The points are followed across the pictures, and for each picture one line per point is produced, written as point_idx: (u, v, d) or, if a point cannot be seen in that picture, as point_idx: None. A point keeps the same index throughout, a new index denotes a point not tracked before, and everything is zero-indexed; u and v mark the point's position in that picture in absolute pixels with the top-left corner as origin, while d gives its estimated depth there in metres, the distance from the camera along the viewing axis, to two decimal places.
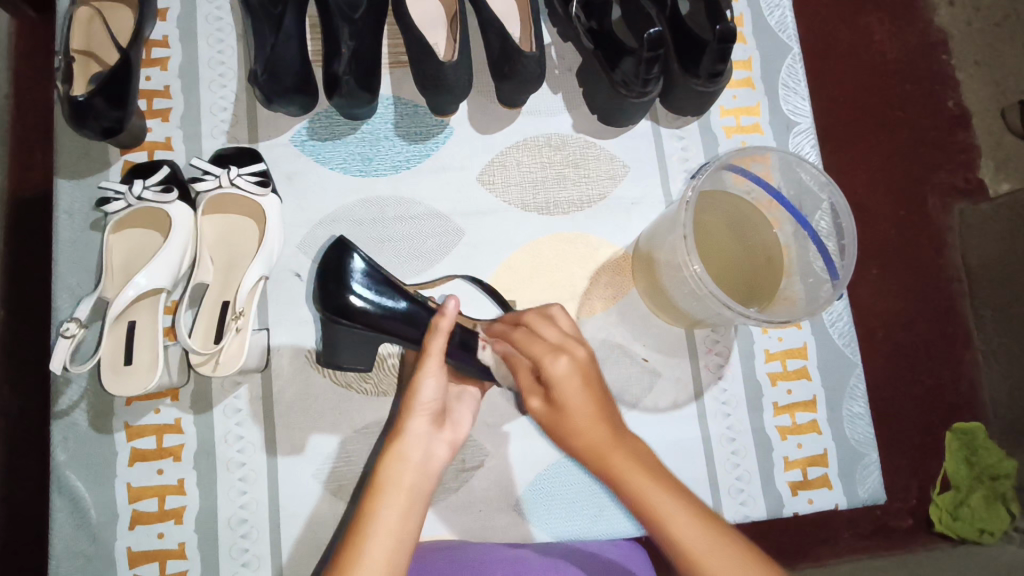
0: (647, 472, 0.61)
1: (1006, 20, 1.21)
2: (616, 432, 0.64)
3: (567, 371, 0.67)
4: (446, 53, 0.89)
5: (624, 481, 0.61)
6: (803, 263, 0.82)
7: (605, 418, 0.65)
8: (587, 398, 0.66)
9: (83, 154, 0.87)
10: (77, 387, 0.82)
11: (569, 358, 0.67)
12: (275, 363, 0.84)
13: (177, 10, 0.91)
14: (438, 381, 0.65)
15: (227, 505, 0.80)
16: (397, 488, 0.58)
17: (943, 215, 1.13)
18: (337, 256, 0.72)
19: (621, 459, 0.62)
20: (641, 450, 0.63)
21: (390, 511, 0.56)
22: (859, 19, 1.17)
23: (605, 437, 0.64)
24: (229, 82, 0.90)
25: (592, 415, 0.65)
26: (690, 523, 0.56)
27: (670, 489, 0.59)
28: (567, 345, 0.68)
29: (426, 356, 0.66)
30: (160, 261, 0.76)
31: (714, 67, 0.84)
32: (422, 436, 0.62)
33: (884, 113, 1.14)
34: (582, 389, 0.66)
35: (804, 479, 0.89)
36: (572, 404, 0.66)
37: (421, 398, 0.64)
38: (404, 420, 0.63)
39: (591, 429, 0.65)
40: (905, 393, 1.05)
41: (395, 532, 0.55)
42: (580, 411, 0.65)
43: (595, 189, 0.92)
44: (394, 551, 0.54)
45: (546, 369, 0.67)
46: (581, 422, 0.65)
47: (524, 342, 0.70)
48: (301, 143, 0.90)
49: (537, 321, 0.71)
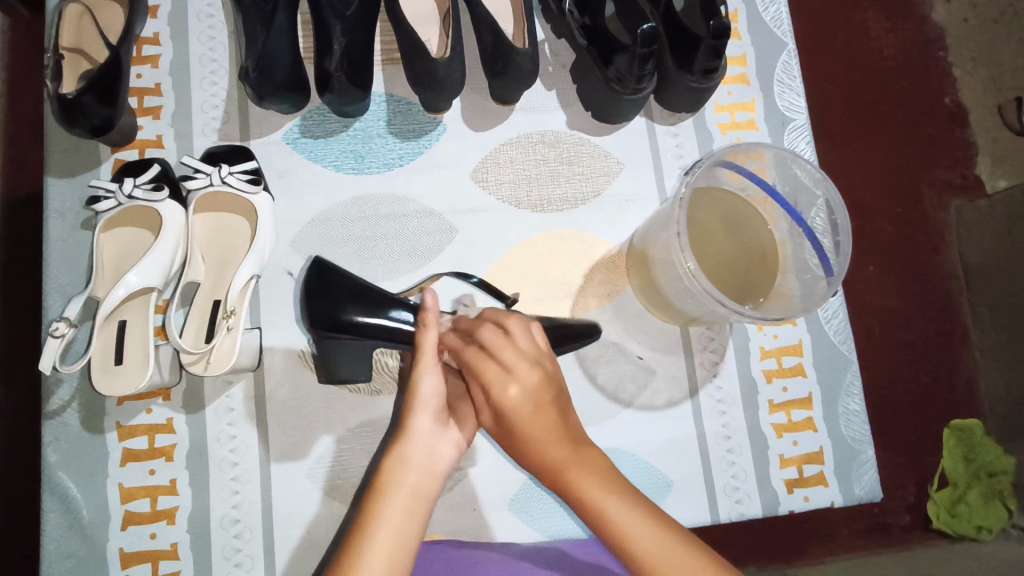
0: (604, 479, 0.59)
1: (1002, 17, 1.21)
2: (573, 448, 0.61)
3: (520, 398, 0.62)
4: (438, 51, 0.89)
5: (585, 501, 0.58)
6: (798, 260, 0.82)
7: (562, 432, 0.62)
8: (543, 417, 0.62)
9: (73, 152, 0.87)
10: (68, 387, 0.81)
11: (521, 383, 0.62)
12: (267, 362, 0.84)
13: (168, 7, 0.90)
14: (438, 377, 0.64)
15: (219, 505, 0.80)
16: (400, 490, 0.57)
17: (939, 212, 1.12)
18: (317, 277, 0.75)
19: (577, 473, 0.60)
20: (595, 460, 0.61)
21: (393, 512, 0.56)
22: (855, 15, 1.16)
23: (561, 452, 0.61)
24: (221, 80, 0.90)
25: (544, 433, 0.61)
26: (647, 534, 0.55)
27: (628, 498, 0.58)
28: (519, 367, 0.63)
29: (419, 353, 0.65)
30: (150, 260, 0.76)
31: (709, 64, 0.83)
32: (426, 436, 0.61)
33: (880, 109, 1.14)
34: (537, 411, 0.62)
35: (800, 477, 0.88)
36: (525, 427, 0.62)
37: (421, 395, 0.63)
38: (406, 420, 0.62)
39: (546, 450, 0.61)
40: (902, 390, 1.05)
41: (398, 533, 0.54)
42: (534, 432, 0.61)
43: (589, 186, 0.92)
44: (399, 554, 0.53)
45: (497, 396, 0.62)
46: (538, 443, 0.61)
47: (476, 363, 0.64)
48: (293, 141, 0.89)
49: (491, 334, 0.65)
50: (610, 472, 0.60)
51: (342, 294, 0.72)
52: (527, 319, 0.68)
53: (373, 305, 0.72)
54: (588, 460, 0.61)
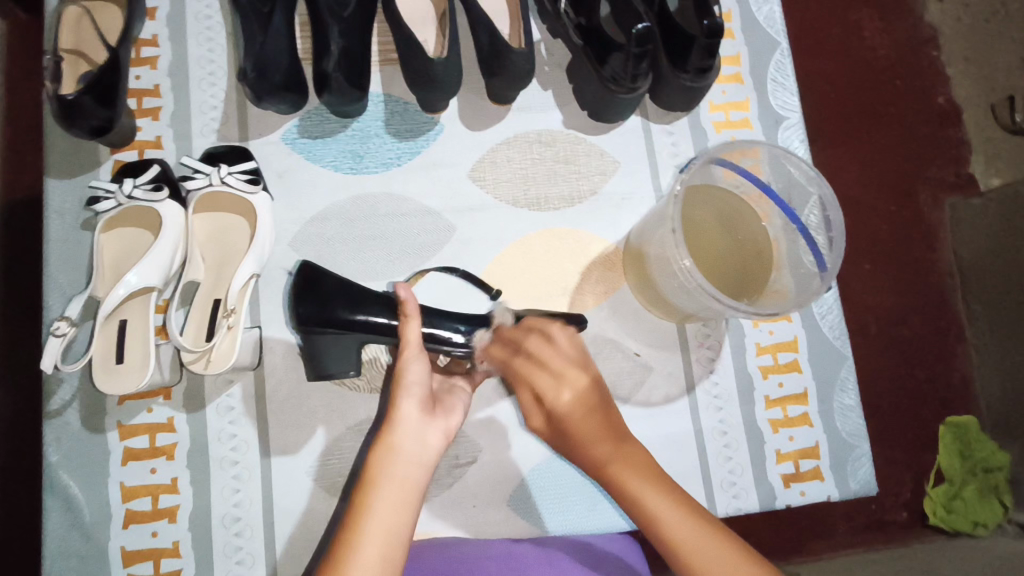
0: (646, 475, 0.64)
1: (994, 17, 1.22)
2: (615, 445, 0.67)
3: (569, 403, 0.70)
4: (435, 51, 0.89)
5: (628, 492, 0.64)
6: (793, 257, 0.82)
7: (605, 430, 0.68)
8: (588, 418, 0.68)
9: (73, 153, 0.87)
10: (69, 386, 0.82)
11: (570, 388, 0.71)
12: (267, 361, 0.84)
13: (166, 9, 0.91)
14: (420, 364, 0.65)
15: (221, 504, 0.80)
16: (388, 482, 0.58)
17: (934, 210, 1.13)
18: (307, 277, 0.76)
19: (624, 472, 0.65)
20: (639, 456, 0.66)
21: (382, 505, 0.56)
22: (848, 14, 1.18)
23: (605, 449, 0.67)
24: (219, 80, 0.90)
25: (589, 434, 0.68)
26: (689, 530, 0.59)
27: (664, 492, 0.62)
28: (567, 373, 0.71)
29: (404, 343, 0.67)
30: (152, 259, 0.76)
31: (703, 63, 0.85)
32: (409, 426, 0.61)
33: (873, 108, 1.15)
34: (581, 413, 0.69)
35: (796, 472, 0.89)
36: (573, 429, 0.69)
37: (405, 385, 0.64)
38: (391, 413, 0.63)
39: (591, 445, 0.67)
40: (898, 386, 1.06)
41: (388, 524, 0.55)
42: (580, 432, 0.68)
43: (586, 184, 0.93)
44: (389, 542, 0.54)
45: (551, 402, 0.71)
46: (583, 434, 0.68)
47: (526, 372, 0.73)
48: (292, 141, 0.90)
49: (538, 342, 0.73)
50: (649, 467, 0.65)
51: (328, 289, 0.74)
52: (551, 321, 0.76)
53: (356, 301, 0.74)
54: (632, 459, 0.66)
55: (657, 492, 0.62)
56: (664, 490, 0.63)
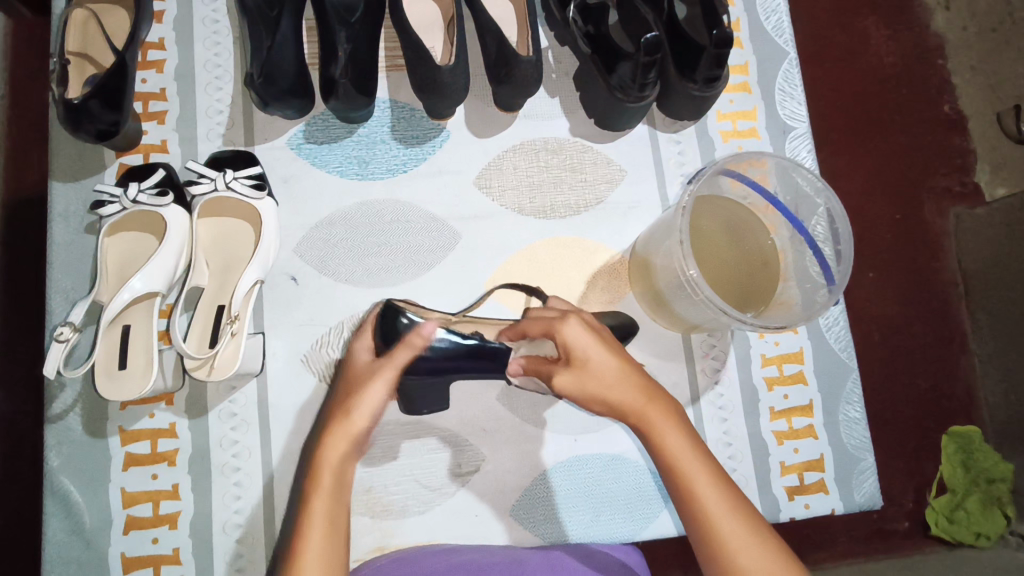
0: (678, 431, 0.62)
1: (1001, 26, 1.22)
2: (640, 388, 0.64)
3: (581, 335, 0.66)
4: (443, 57, 0.89)
5: (654, 437, 0.62)
6: (800, 268, 0.82)
7: (637, 380, 0.65)
8: (619, 367, 0.65)
9: (79, 157, 0.87)
10: (71, 391, 0.81)
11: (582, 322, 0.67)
12: (270, 367, 0.84)
13: (173, 12, 0.91)
14: (385, 389, 0.71)
15: (222, 510, 0.80)
16: (329, 486, 0.62)
17: (939, 219, 1.13)
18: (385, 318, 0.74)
19: (653, 416, 0.63)
20: (673, 409, 0.64)
21: (321, 509, 0.61)
22: (856, 23, 1.17)
23: (640, 400, 0.64)
24: (225, 85, 0.90)
25: (621, 386, 0.64)
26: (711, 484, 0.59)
27: (692, 442, 0.61)
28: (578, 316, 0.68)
29: (386, 366, 0.72)
30: (156, 264, 0.76)
31: (711, 73, 0.84)
32: (359, 437, 0.67)
33: (880, 117, 1.15)
34: (612, 361, 0.65)
35: (800, 484, 0.89)
36: (601, 378, 0.64)
37: (366, 403, 0.69)
38: (344, 422, 0.68)
39: (610, 384, 0.64)
40: (903, 397, 1.05)
41: (332, 511, 0.61)
42: (598, 373, 0.64)
43: (592, 193, 0.92)
44: (337, 537, 0.59)
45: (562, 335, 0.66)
46: (606, 377, 0.64)
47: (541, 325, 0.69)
48: (298, 146, 0.89)
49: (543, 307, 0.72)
50: (682, 419, 0.63)
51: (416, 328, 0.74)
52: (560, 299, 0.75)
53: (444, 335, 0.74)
54: (666, 411, 0.63)
55: (682, 438, 0.62)
56: (689, 438, 0.62)
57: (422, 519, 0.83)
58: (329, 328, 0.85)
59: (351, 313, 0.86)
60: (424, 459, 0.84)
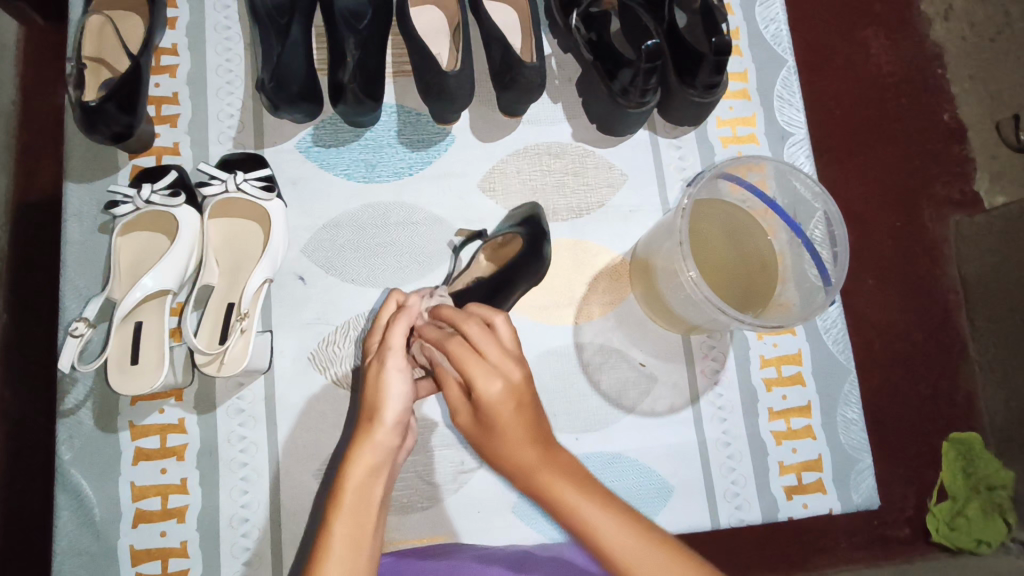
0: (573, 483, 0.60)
1: (999, 36, 1.24)
2: (540, 451, 0.62)
3: (500, 395, 0.60)
4: (448, 63, 0.91)
5: (556, 498, 0.60)
6: (798, 270, 0.84)
7: (532, 437, 0.62)
8: (520, 418, 0.61)
9: (93, 158, 0.89)
10: (82, 386, 0.83)
11: (505, 380, 0.60)
12: (277, 365, 0.85)
13: (186, 19, 0.93)
14: (404, 377, 0.63)
15: (229, 505, 0.82)
16: (350, 505, 0.59)
17: (938, 227, 1.14)
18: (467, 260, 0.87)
19: (551, 479, 0.61)
20: (567, 461, 0.62)
21: (342, 529, 0.57)
22: (855, 32, 1.19)
23: (530, 458, 0.61)
24: (236, 89, 0.92)
25: (519, 441, 0.61)
26: (628, 542, 0.56)
27: (597, 498, 0.60)
28: (504, 365, 0.60)
29: (388, 348, 0.63)
30: (167, 263, 0.78)
31: (712, 79, 0.86)
32: (388, 447, 0.61)
33: (880, 125, 1.17)
34: (513, 414, 0.60)
35: (799, 484, 0.90)
36: (502, 424, 0.61)
37: (389, 399, 0.62)
38: (369, 429, 0.61)
39: (514, 450, 0.62)
40: (901, 401, 1.06)
41: (352, 537, 0.57)
42: (509, 434, 0.61)
43: (594, 197, 0.94)
44: (356, 562, 0.56)
45: (479, 393, 0.60)
46: (505, 428, 0.61)
47: (458, 358, 0.61)
48: (306, 149, 0.91)
49: (474, 331, 0.62)
50: (562, 462, 0.62)
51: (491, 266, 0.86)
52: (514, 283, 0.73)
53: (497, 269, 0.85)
54: (553, 461, 0.62)
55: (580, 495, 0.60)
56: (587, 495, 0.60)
57: (425, 515, 0.84)
58: (336, 327, 0.87)
59: (358, 311, 0.88)
60: (429, 458, 0.86)
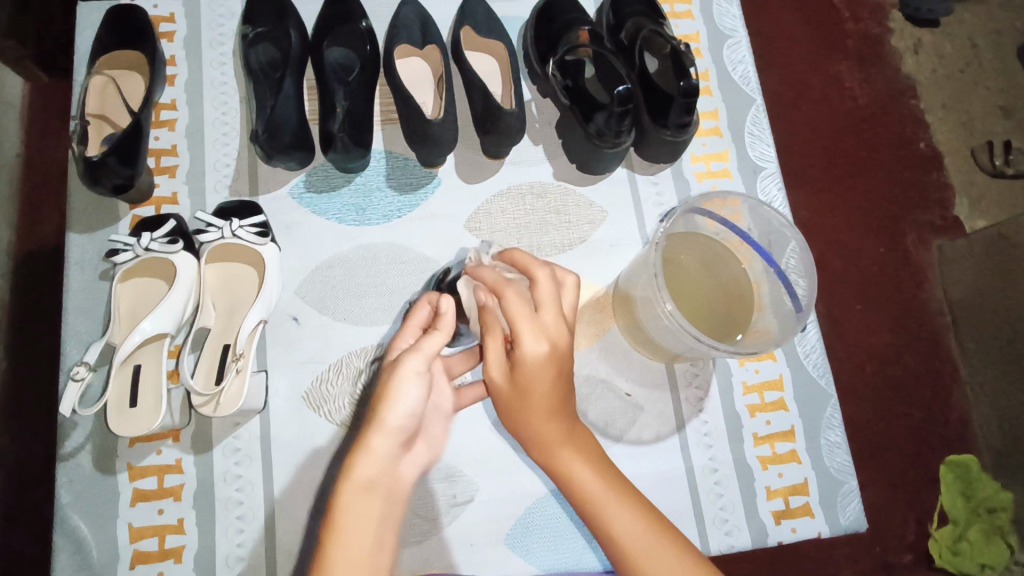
0: (586, 459, 0.66)
1: (969, 67, 1.30)
2: (567, 430, 0.67)
3: (542, 358, 0.63)
4: (433, 111, 0.96)
5: (571, 479, 0.65)
6: (775, 299, 0.86)
7: (558, 409, 0.66)
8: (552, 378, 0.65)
9: (95, 209, 0.93)
10: (82, 429, 0.85)
11: (550, 345, 0.64)
12: (271, 405, 0.88)
13: (184, 76, 0.99)
14: (417, 382, 0.62)
15: (225, 544, 0.83)
16: (350, 526, 0.57)
17: (923, 252, 1.18)
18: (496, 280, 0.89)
19: (564, 456, 0.66)
20: (585, 441, 0.68)
21: (344, 553, 0.56)
22: (830, 68, 1.25)
23: (553, 433, 0.66)
24: (232, 140, 0.97)
25: (544, 405, 0.65)
26: (638, 536, 0.61)
27: (602, 477, 0.65)
28: (553, 331, 0.64)
29: (419, 351, 0.64)
30: (166, 307, 0.81)
31: (682, 119, 0.91)
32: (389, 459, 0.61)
33: (858, 155, 1.21)
34: (548, 381, 0.64)
35: (786, 508, 0.91)
36: (535, 388, 0.65)
37: (397, 403, 0.61)
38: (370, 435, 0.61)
39: (539, 422, 0.66)
40: (887, 425, 1.08)
41: (358, 556, 0.56)
42: (539, 400, 0.65)
43: (575, 233, 0.98)
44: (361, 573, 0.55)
45: (522, 348, 0.63)
46: (539, 388, 0.65)
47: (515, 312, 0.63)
48: (299, 196, 0.96)
49: (545, 285, 0.65)
50: (590, 448, 0.67)
51: None
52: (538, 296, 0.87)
53: None
54: (576, 445, 0.67)
55: (587, 469, 0.65)
56: (593, 468, 0.65)
57: (420, 548, 0.85)
58: (328, 366, 0.90)
59: (350, 349, 0.90)
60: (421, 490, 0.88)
